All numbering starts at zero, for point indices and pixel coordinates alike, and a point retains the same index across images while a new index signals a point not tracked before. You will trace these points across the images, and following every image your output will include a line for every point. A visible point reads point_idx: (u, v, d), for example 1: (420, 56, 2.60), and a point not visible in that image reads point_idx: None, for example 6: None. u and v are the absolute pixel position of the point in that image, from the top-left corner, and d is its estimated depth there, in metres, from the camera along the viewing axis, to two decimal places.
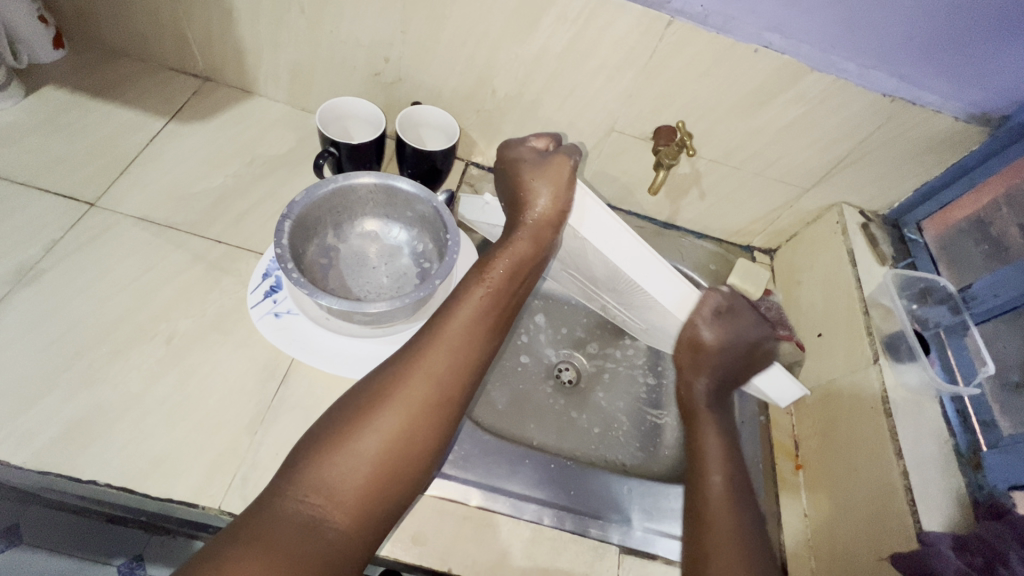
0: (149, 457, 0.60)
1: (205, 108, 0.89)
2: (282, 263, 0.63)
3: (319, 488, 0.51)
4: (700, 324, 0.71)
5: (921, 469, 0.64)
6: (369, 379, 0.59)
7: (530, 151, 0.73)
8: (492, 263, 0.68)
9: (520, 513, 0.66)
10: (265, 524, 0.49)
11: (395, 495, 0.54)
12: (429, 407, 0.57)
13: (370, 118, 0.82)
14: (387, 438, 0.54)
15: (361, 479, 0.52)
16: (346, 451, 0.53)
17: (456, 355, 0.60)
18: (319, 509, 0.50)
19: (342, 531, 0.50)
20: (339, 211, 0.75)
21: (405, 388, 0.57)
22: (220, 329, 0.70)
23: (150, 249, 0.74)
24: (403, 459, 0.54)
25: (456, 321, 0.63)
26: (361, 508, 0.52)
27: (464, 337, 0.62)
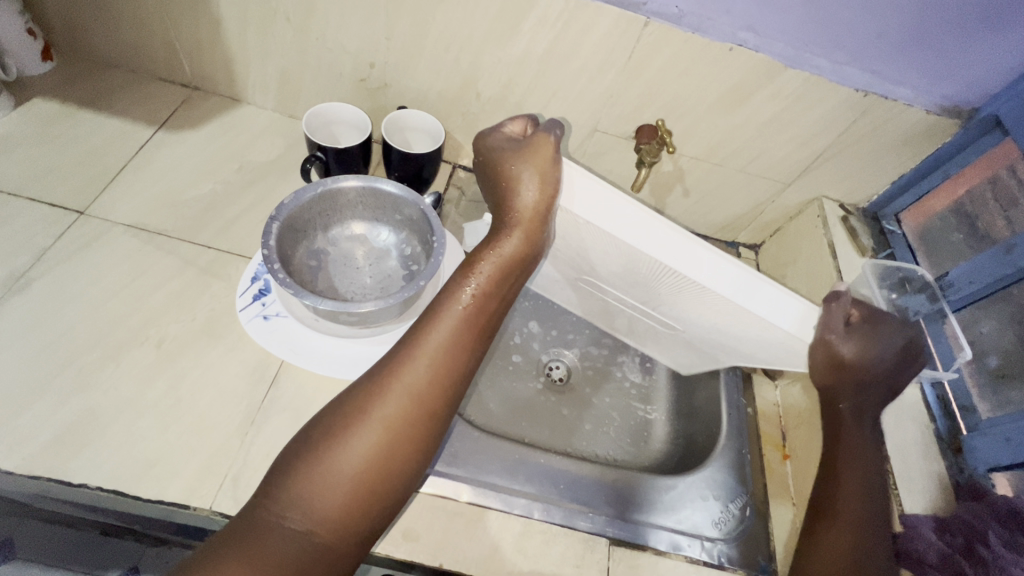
0: (140, 460, 0.60)
1: (194, 116, 0.90)
2: (269, 263, 0.64)
3: (298, 504, 0.47)
4: (838, 341, 0.62)
5: (902, 455, 0.65)
6: (347, 391, 0.53)
7: (505, 140, 0.65)
8: (478, 263, 0.60)
9: (511, 508, 0.67)
10: (242, 539, 0.45)
11: (380, 506, 0.50)
12: (409, 421, 0.52)
13: (356, 123, 0.83)
14: (366, 453, 0.49)
15: (338, 494, 0.48)
16: (323, 469, 0.48)
17: (436, 366, 0.54)
18: (299, 525, 0.46)
19: (325, 549, 0.47)
20: (328, 213, 0.76)
21: (384, 402, 0.51)
22: (210, 333, 0.70)
23: (140, 256, 0.75)
24: (384, 474, 0.50)
25: (438, 329, 0.56)
26: (343, 524, 0.48)
27: (444, 347, 0.55)
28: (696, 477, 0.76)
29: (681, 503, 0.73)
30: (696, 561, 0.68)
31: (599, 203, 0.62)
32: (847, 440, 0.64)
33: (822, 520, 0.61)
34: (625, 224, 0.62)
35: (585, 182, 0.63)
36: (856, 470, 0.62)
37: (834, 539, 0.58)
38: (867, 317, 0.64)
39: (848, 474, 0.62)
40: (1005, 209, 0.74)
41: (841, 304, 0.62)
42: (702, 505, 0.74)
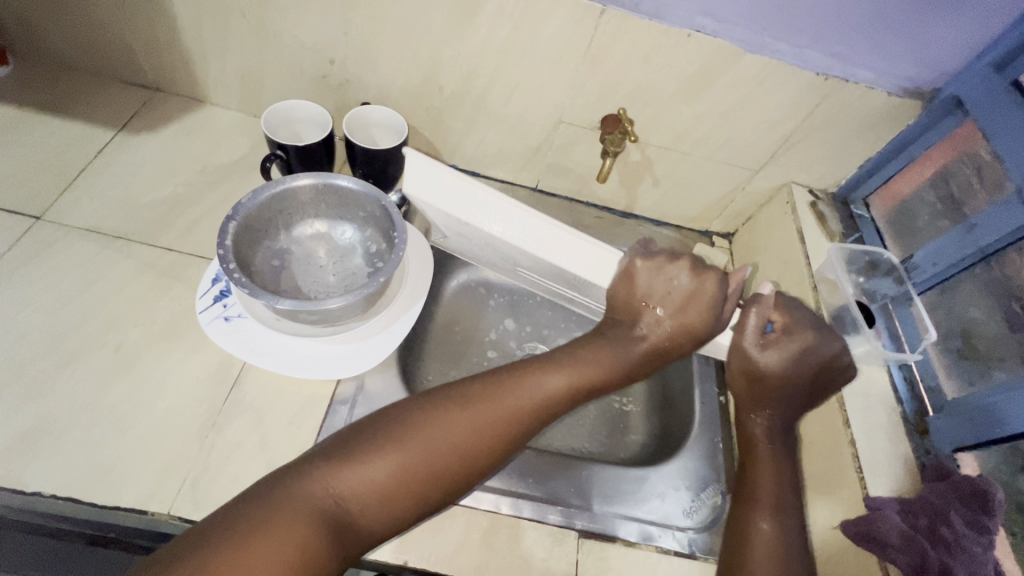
0: (98, 465, 0.59)
1: (155, 118, 0.89)
2: (223, 263, 0.63)
3: (355, 490, 0.51)
4: (752, 349, 0.69)
5: (868, 438, 0.65)
6: (431, 400, 0.58)
7: (709, 296, 0.66)
8: (587, 353, 0.65)
9: (478, 503, 0.66)
10: (284, 504, 0.48)
11: (414, 518, 0.54)
12: (474, 461, 0.56)
13: (317, 119, 0.82)
14: (426, 470, 0.53)
15: (400, 490, 0.52)
16: (397, 460, 0.53)
17: (516, 423, 0.58)
18: (348, 504, 0.50)
19: (359, 535, 0.50)
20: (289, 212, 0.75)
21: (474, 435, 0.56)
22: (169, 336, 0.69)
23: (98, 259, 0.74)
24: (436, 494, 0.54)
25: (537, 393, 0.61)
26: (388, 515, 0.52)
27: (528, 413, 0.60)
28: (668, 467, 0.76)
29: (652, 494, 0.73)
30: (667, 552, 0.67)
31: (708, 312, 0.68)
32: (756, 441, 0.67)
33: (742, 518, 0.62)
34: (498, 216, 0.66)
35: (434, 172, 0.66)
36: (771, 474, 0.64)
37: (762, 539, 0.59)
38: (786, 328, 0.69)
39: (760, 479, 0.64)
40: (979, 180, 0.71)
41: (758, 310, 0.69)
42: (673, 495, 0.73)
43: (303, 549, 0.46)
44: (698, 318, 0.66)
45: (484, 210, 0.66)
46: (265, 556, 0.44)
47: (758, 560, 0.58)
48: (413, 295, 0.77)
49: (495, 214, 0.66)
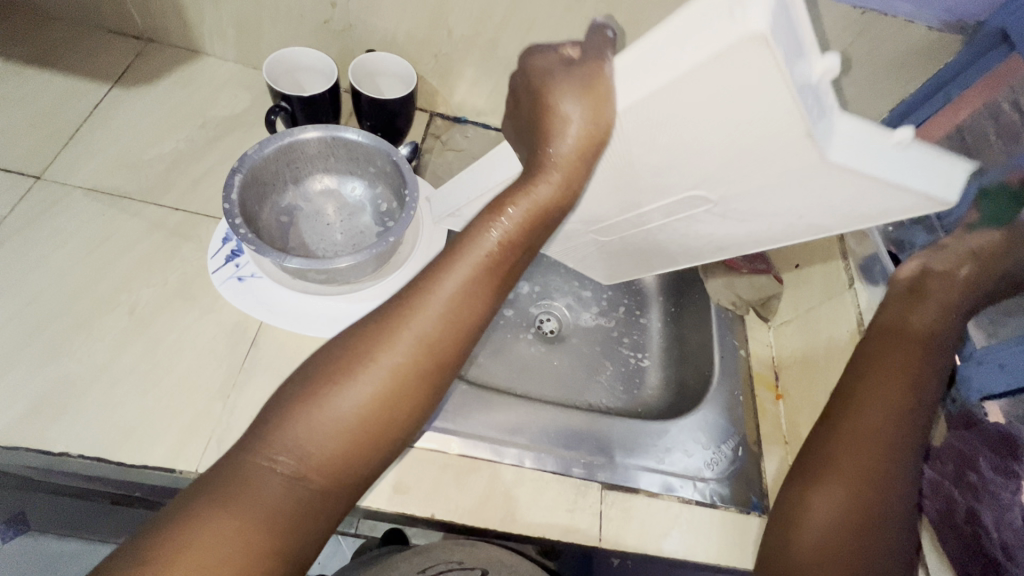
0: (122, 426, 0.59)
1: (150, 71, 0.85)
2: (229, 217, 0.62)
3: (287, 450, 0.41)
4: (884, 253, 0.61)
5: None
6: (342, 335, 0.47)
7: (552, 61, 0.48)
8: (509, 202, 0.49)
9: (501, 457, 0.67)
10: (230, 478, 0.41)
11: (375, 457, 0.44)
12: (410, 377, 0.45)
13: (321, 68, 0.78)
14: (360, 402, 0.43)
15: (325, 442, 0.42)
16: (316, 411, 0.42)
17: (448, 319, 0.46)
18: (286, 475, 0.41)
19: (320, 492, 0.42)
20: (295, 166, 0.72)
21: (382, 347, 0.44)
22: (183, 296, 0.68)
23: (104, 219, 0.71)
24: (381, 426, 0.44)
25: (456, 275, 0.47)
26: (329, 473, 0.42)
27: (457, 303, 0.46)
28: (689, 420, 0.76)
29: (672, 448, 0.73)
30: (689, 502, 0.68)
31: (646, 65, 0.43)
32: (872, 408, 0.54)
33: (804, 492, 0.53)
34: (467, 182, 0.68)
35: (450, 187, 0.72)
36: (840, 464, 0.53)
37: (828, 509, 0.51)
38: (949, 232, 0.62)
39: (851, 449, 0.52)
40: (1008, 140, 0.68)
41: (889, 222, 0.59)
42: (694, 448, 0.73)
43: (249, 520, 0.39)
44: (560, 96, 0.46)
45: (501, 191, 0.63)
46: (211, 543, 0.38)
47: (819, 547, 0.49)
48: (427, 253, 0.75)
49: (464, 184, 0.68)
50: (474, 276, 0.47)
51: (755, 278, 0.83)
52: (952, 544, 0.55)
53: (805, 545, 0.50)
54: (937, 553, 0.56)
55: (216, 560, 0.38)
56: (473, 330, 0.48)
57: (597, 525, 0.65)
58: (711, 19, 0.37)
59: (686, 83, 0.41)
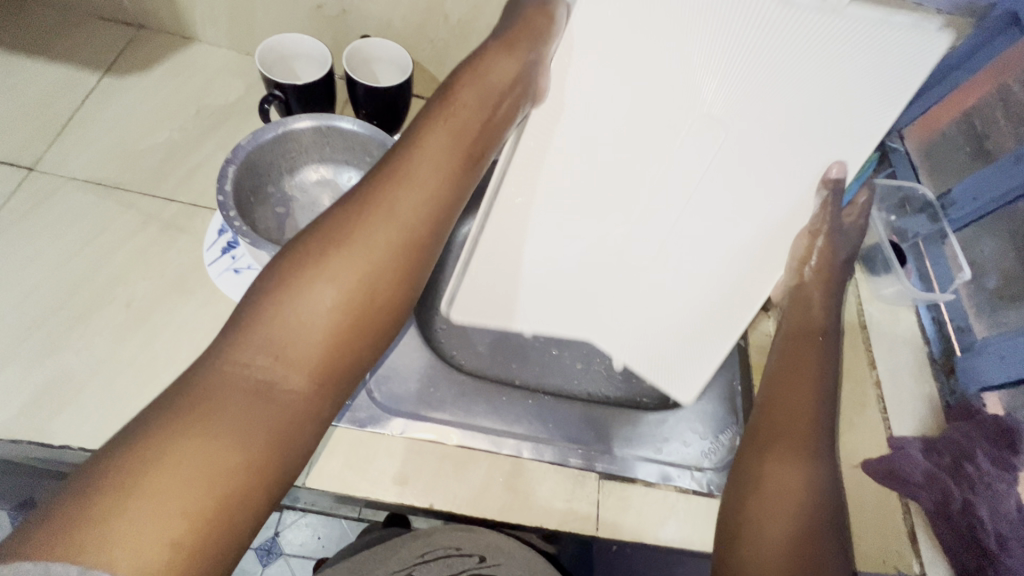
0: (122, 419, 0.59)
1: (142, 58, 0.83)
2: (223, 209, 0.61)
3: (258, 357, 0.43)
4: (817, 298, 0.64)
5: (894, 376, 0.64)
6: (293, 252, 0.48)
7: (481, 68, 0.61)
8: (426, 131, 0.57)
9: (500, 448, 0.67)
10: (214, 379, 0.42)
11: (350, 359, 0.47)
12: (374, 282, 0.48)
13: (314, 54, 0.76)
14: (331, 306, 0.46)
15: (299, 345, 0.45)
16: (283, 318, 0.45)
17: (409, 229, 0.51)
18: (266, 376, 0.43)
19: (302, 393, 0.44)
20: (290, 155, 0.71)
21: (338, 258, 0.48)
22: (181, 288, 0.68)
23: (99, 211, 0.71)
24: (353, 328, 0.47)
25: (405, 197, 0.52)
26: (313, 374, 0.45)
27: (414, 223, 0.52)
28: (687, 410, 0.76)
29: (670, 437, 0.73)
30: (686, 491, 0.68)
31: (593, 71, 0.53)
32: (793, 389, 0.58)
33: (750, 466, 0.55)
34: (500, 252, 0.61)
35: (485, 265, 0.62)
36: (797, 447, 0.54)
37: (773, 479, 0.53)
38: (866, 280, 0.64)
39: (784, 426, 0.56)
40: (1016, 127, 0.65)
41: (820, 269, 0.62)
42: (692, 438, 0.74)
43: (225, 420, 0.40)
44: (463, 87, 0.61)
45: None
46: (184, 454, 0.38)
47: (776, 520, 0.51)
48: None
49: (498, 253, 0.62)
50: (421, 199, 0.53)
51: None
52: (945, 532, 0.54)
53: (766, 524, 0.51)
54: (931, 540, 0.56)
55: (198, 467, 0.38)
56: (430, 244, 0.53)
57: (594, 515, 0.66)
58: None
59: None
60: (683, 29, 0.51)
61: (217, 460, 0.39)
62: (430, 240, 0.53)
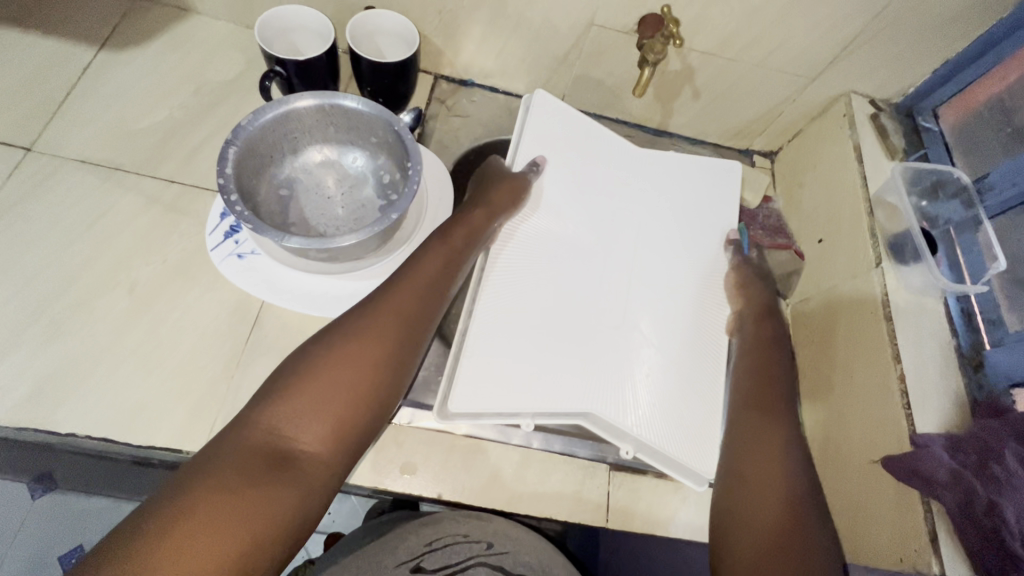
0: (126, 407, 0.59)
1: (139, 32, 0.80)
2: (224, 194, 0.59)
3: (288, 423, 0.50)
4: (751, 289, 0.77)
5: (921, 373, 0.61)
6: (324, 333, 0.56)
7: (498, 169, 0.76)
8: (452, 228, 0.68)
9: (509, 439, 0.66)
10: (243, 444, 0.48)
11: (364, 426, 0.54)
12: (385, 355, 0.57)
13: (316, 27, 0.73)
14: (352, 382, 0.54)
15: (325, 414, 0.52)
16: (312, 392, 0.52)
17: (415, 303, 0.61)
18: (293, 440, 0.50)
19: (324, 460, 0.50)
20: (295, 135, 0.69)
21: (362, 339, 0.56)
22: (182, 274, 0.66)
23: (98, 193, 0.69)
24: (367, 396, 0.54)
25: (421, 276, 0.63)
26: (331, 441, 0.51)
27: (416, 299, 0.61)
28: None
29: None
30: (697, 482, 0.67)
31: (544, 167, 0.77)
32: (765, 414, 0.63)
33: (727, 494, 0.58)
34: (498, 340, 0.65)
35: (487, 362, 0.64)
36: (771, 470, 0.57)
37: (772, 508, 0.54)
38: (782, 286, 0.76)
39: (764, 454, 0.60)
40: None
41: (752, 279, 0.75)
42: None
43: (251, 481, 0.46)
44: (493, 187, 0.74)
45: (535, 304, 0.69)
46: (224, 511, 0.44)
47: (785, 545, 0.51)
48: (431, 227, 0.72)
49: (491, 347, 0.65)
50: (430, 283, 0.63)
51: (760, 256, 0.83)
52: (969, 534, 0.52)
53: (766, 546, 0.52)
54: (951, 544, 0.54)
55: (233, 517, 0.44)
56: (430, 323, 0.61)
57: (603, 506, 0.65)
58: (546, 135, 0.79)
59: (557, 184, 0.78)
60: (579, 151, 0.80)
61: (249, 512, 0.45)
62: (430, 319, 0.61)
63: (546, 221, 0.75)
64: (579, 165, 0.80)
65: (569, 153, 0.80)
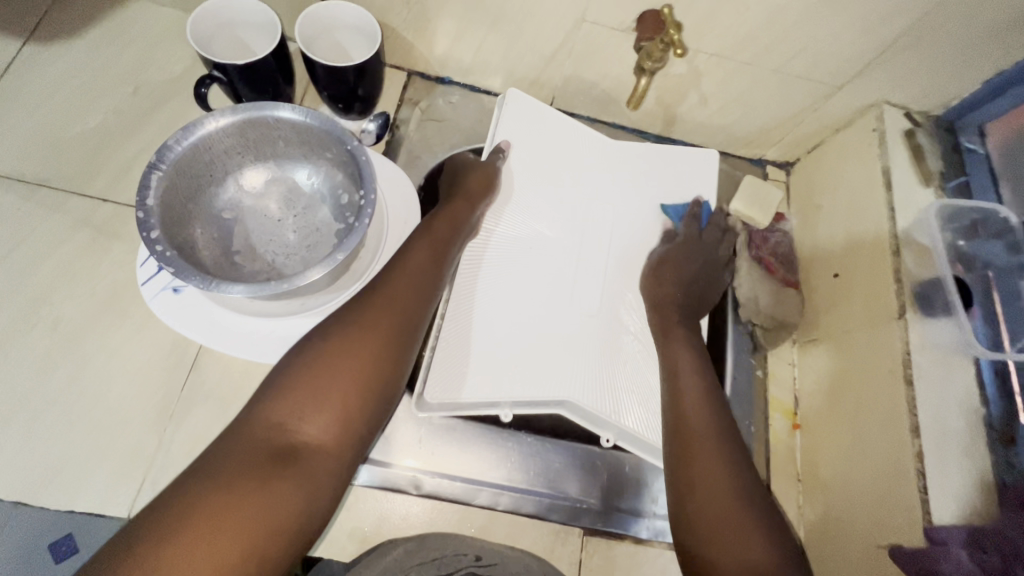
0: (46, 465, 0.54)
1: (70, 20, 0.70)
2: (143, 230, 0.51)
3: (292, 418, 0.45)
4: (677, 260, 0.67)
5: (940, 448, 0.54)
6: (322, 326, 0.51)
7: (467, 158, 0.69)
8: (436, 219, 0.61)
9: (472, 499, 0.61)
10: (245, 438, 0.44)
11: (373, 415, 0.48)
12: (389, 339, 0.50)
13: (261, 21, 0.63)
14: (357, 367, 0.48)
15: (330, 408, 0.46)
16: (312, 383, 0.46)
17: (416, 285, 0.54)
18: (299, 437, 0.44)
19: (335, 453, 0.46)
20: (237, 150, 0.60)
21: (361, 325, 0.50)
22: (112, 310, 0.59)
23: (21, 214, 0.62)
24: (373, 382, 0.48)
25: (419, 252, 0.57)
26: (340, 434, 0.46)
27: (419, 279, 0.55)
28: None
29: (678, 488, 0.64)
30: None
31: (522, 162, 0.71)
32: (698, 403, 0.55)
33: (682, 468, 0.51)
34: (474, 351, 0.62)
35: (457, 376, 0.61)
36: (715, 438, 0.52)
37: (709, 476, 0.49)
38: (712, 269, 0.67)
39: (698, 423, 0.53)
40: None
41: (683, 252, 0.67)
42: None
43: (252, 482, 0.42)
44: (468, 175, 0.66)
45: (508, 319, 0.64)
46: (230, 522, 0.39)
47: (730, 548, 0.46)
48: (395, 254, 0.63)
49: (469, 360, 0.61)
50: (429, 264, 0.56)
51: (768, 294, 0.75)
52: None
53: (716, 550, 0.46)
54: None
55: (242, 529, 0.39)
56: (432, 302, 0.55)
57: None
58: (517, 123, 0.71)
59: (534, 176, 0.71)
60: (560, 136, 0.73)
61: (256, 519, 0.40)
62: (432, 299, 0.55)
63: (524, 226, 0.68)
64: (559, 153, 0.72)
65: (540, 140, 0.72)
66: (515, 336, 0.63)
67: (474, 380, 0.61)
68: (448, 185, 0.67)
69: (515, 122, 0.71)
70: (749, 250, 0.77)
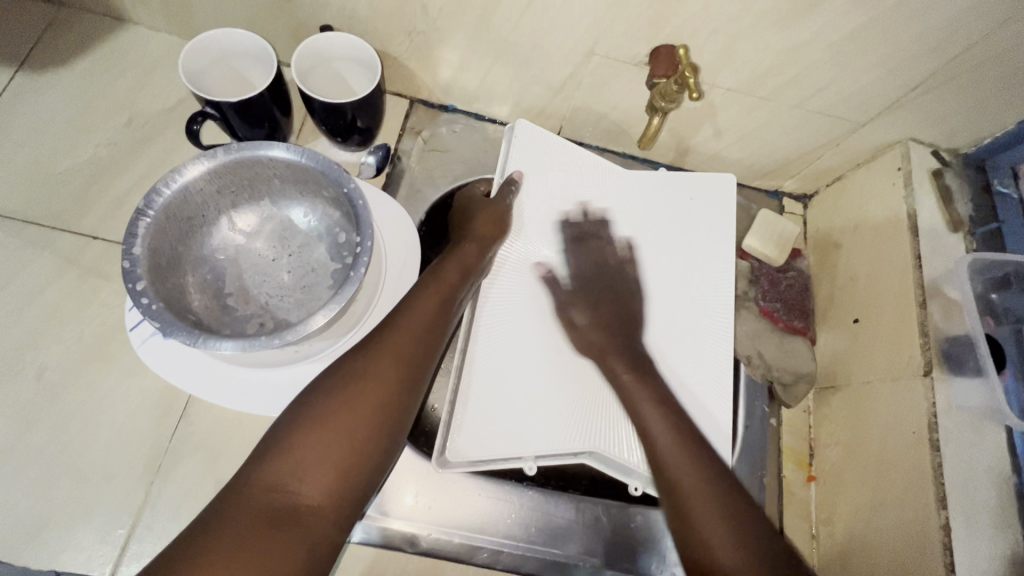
0: (31, 519, 0.52)
1: (64, 47, 0.68)
2: (129, 281, 0.49)
3: (283, 482, 0.42)
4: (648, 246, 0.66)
5: (967, 521, 0.50)
6: (315, 382, 0.47)
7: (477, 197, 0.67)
8: (443, 268, 0.58)
9: (473, 555, 0.59)
10: (242, 504, 0.40)
11: (369, 479, 0.45)
12: (393, 393, 0.47)
13: (257, 54, 0.60)
14: (354, 430, 0.45)
15: (324, 473, 0.43)
16: (305, 446, 0.43)
17: (417, 342, 0.51)
18: (288, 501, 0.41)
19: (328, 520, 0.42)
20: (230, 190, 0.58)
21: (358, 382, 0.47)
22: (101, 355, 0.58)
23: (10, 253, 0.60)
24: (370, 445, 0.45)
25: (423, 302, 0.54)
26: (334, 500, 0.43)
27: (423, 334, 0.52)
28: None
29: None
30: None
31: (539, 196, 0.67)
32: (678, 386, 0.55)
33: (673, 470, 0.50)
34: (492, 403, 0.58)
35: (477, 431, 0.57)
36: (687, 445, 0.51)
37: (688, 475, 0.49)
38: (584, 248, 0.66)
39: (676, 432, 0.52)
40: None
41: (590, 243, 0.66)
42: None
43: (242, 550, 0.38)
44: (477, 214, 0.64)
45: (524, 367, 0.60)
46: None
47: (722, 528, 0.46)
48: (392, 296, 0.61)
49: (488, 412, 0.58)
50: (430, 315, 0.53)
51: (784, 339, 0.71)
52: None
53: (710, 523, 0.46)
54: None
55: None
56: (434, 356, 0.52)
57: None
58: (529, 153, 0.68)
59: (550, 211, 0.67)
60: (574, 167, 0.69)
61: None
62: (433, 354, 0.52)
63: (538, 263, 0.65)
64: (575, 185, 0.69)
65: (551, 173, 0.68)
66: (534, 383, 0.60)
67: (491, 432, 0.57)
68: (459, 225, 0.65)
69: (526, 153, 0.67)
70: (758, 298, 0.73)
